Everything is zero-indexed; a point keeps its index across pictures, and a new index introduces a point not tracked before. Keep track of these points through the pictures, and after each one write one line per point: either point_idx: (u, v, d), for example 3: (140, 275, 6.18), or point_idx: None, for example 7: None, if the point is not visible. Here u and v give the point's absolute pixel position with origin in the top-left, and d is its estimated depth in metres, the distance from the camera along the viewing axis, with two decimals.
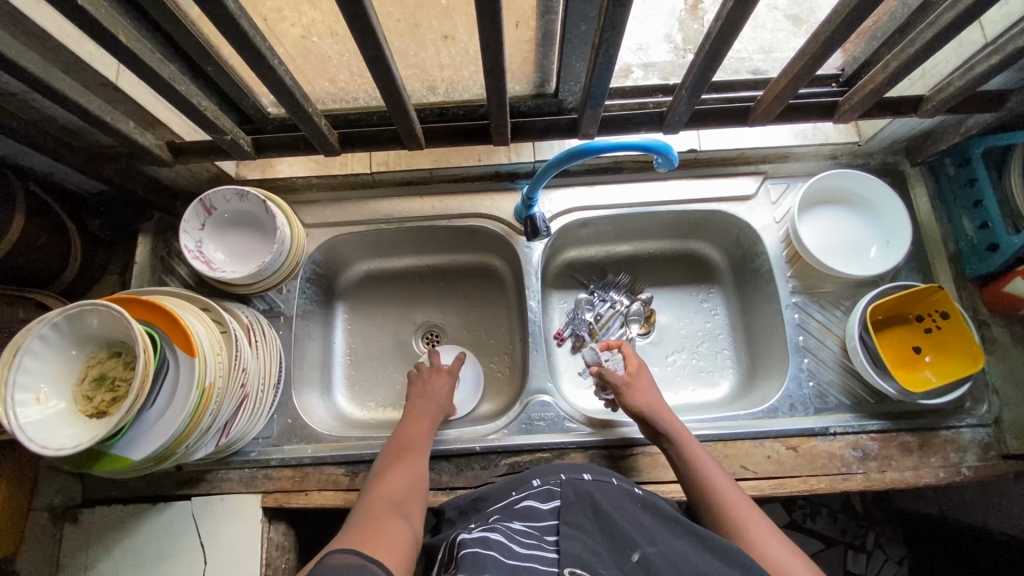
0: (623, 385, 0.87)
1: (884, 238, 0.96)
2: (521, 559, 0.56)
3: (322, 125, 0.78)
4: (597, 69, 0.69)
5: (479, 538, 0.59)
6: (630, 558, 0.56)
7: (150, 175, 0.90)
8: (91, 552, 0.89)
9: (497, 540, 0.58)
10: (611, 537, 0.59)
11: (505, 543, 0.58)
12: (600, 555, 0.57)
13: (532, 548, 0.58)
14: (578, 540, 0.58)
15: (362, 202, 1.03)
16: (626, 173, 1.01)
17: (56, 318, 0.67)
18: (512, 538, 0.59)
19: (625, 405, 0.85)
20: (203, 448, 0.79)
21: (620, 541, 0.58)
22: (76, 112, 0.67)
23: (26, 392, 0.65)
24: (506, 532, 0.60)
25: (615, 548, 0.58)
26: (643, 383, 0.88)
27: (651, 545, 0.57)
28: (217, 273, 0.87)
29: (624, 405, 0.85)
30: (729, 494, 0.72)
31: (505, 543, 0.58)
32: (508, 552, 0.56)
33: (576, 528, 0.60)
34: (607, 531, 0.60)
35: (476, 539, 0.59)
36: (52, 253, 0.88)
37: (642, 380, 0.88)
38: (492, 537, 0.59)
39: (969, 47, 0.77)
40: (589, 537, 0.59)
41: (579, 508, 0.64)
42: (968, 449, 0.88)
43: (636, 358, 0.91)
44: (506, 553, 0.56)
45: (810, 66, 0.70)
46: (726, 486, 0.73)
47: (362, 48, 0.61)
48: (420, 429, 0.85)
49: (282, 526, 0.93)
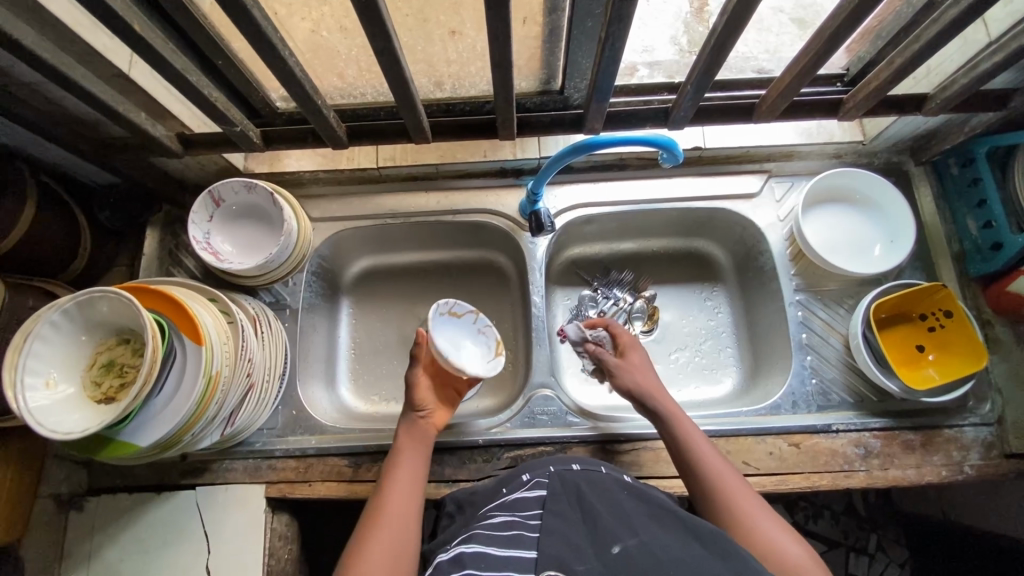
0: (617, 367, 0.87)
1: (888, 237, 0.96)
2: (499, 567, 0.56)
3: (330, 117, 0.79)
4: (603, 63, 0.70)
5: (454, 559, 0.59)
6: (609, 550, 0.56)
7: (160, 167, 0.91)
8: (97, 539, 0.90)
9: (473, 554, 0.58)
10: (593, 529, 0.59)
11: (483, 554, 0.58)
12: (580, 551, 0.56)
13: (510, 548, 0.58)
14: (558, 535, 0.58)
15: (368, 197, 1.04)
16: (632, 170, 1.02)
17: (67, 305, 0.68)
18: (489, 545, 0.59)
19: (619, 387, 0.86)
20: (208, 438, 0.79)
21: (601, 534, 0.58)
22: (90, 101, 0.68)
23: (35, 376, 0.66)
24: (483, 540, 0.60)
25: (595, 540, 0.57)
26: (636, 360, 0.89)
27: (631, 537, 0.57)
28: (224, 264, 0.87)
29: (618, 387, 0.86)
30: (722, 472, 0.72)
31: (482, 554, 0.58)
32: (485, 565, 0.56)
33: (556, 521, 0.60)
34: (588, 520, 0.60)
35: (452, 561, 0.59)
36: (62, 243, 0.89)
37: (636, 356, 0.89)
38: (468, 552, 0.59)
39: (973, 46, 0.77)
40: (570, 527, 0.60)
41: (564, 498, 0.64)
42: (971, 448, 0.88)
43: (627, 337, 0.92)
44: (483, 565, 0.56)
45: (816, 62, 0.70)
46: (718, 465, 0.73)
47: (372, 39, 0.62)
48: (396, 506, 0.71)
49: (286, 517, 0.94)
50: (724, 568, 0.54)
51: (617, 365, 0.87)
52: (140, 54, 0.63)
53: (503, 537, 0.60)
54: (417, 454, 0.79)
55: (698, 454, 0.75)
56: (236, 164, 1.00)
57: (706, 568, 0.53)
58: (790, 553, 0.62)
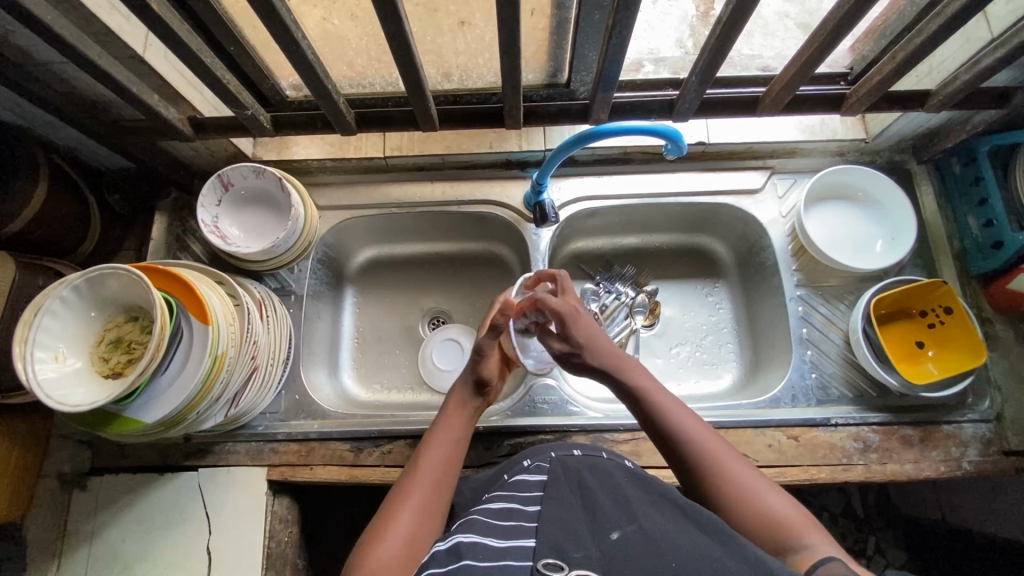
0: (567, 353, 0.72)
1: (889, 234, 0.97)
2: (496, 558, 0.53)
3: (340, 104, 0.80)
4: (610, 53, 0.71)
5: (450, 551, 0.56)
6: (608, 536, 0.54)
7: (171, 152, 0.92)
8: (98, 518, 0.90)
9: (470, 544, 0.56)
10: (592, 514, 0.58)
11: (480, 545, 0.55)
12: (577, 536, 0.55)
13: (509, 539, 0.56)
14: (557, 521, 0.57)
15: (374, 186, 1.05)
16: (636, 165, 1.03)
17: (78, 280, 0.69)
18: (488, 536, 0.57)
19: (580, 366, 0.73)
20: (212, 418, 0.80)
21: (600, 518, 0.57)
22: (105, 80, 0.70)
23: (44, 350, 0.67)
24: (481, 530, 0.58)
25: (594, 525, 0.56)
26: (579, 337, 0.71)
27: (630, 523, 0.56)
28: (231, 248, 0.88)
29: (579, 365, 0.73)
30: (702, 435, 0.67)
31: (479, 543, 0.56)
32: (483, 555, 0.54)
33: (556, 508, 0.59)
34: (587, 504, 0.60)
35: (449, 553, 0.56)
36: (72, 224, 0.91)
37: (577, 333, 0.71)
38: (465, 542, 0.56)
39: (975, 43, 0.78)
40: (570, 509, 0.59)
41: (565, 483, 0.64)
42: (970, 444, 0.88)
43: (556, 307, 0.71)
44: (480, 556, 0.54)
45: (820, 54, 0.71)
46: (695, 426, 0.67)
47: (384, 22, 0.63)
48: (425, 492, 0.67)
49: (286, 500, 0.94)
50: (722, 551, 0.51)
51: (568, 351, 0.72)
52: (156, 33, 0.64)
53: (502, 527, 0.58)
54: (458, 438, 0.74)
55: (674, 419, 0.68)
56: (245, 150, 1.01)
57: (705, 555, 0.51)
58: (782, 515, 0.60)
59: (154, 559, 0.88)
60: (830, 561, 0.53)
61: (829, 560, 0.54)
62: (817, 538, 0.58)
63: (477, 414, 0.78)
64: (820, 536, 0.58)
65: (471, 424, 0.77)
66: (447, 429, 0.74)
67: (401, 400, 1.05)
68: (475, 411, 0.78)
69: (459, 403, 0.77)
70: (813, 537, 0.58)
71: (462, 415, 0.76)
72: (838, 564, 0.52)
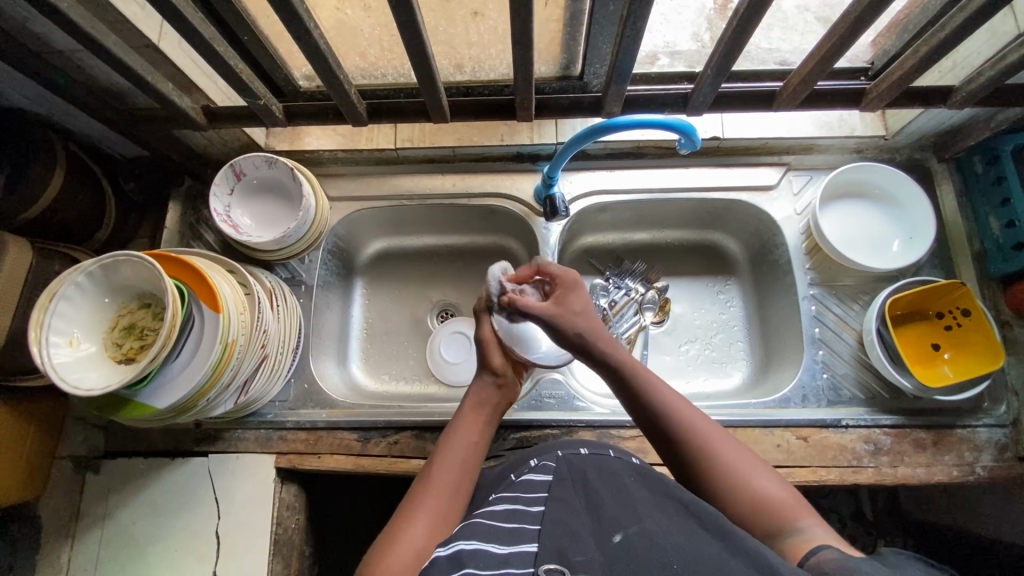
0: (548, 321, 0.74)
1: (907, 233, 0.95)
2: (498, 566, 0.52)
3: (352, 94, 0.80)
4: (623, 45, 0.69)
5: (452, 557, 0.54)
6: (610, 540, 0.53)
7: (186, 142, 0.93)
8: (111, 501, 0.92)
9: (472, 552, 0.54)
10: (597, 518, 0.57)
11: (483, 552, 0.54)
12: (580, 540, 0.54)
13: (511, 545, 0.55)
14: (561, 525, 0.56)
15: (386, 177, 1.05)
16: (649, 159, 1.02)
17: (91, 267, 0.70)
18: (489, 541, 0.56)
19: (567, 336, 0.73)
20: (222, 405, 0.81)
21: (603, 522, 0.56)
22: (120, 69, 0.71)
23: (59, 335, 0.69)
24: (483, 534, 0.57)
25: (598, 529, 0.55)
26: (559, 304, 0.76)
27: (633, 525, 0.54)
28: (242, 236, 0.89)
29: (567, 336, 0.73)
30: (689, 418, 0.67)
31: (480, 552, 0.54)
32: (483, 564, 0.52)
33: (559, 510, 0.58)
34: (592, 509, 0.58)
35: (449, 560, 0.54)
36: (88, 212, 0.92)
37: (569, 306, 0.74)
38: (467, 548, 0.55)
39: (1002, 38, 0.76)
40: (574, 512, 0.58)
41: (570, 483, 0.63)
42: (984, 449, 0.87)
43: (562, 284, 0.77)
44: (482, 564, 0.52)
45: (839, 46, 0.70)
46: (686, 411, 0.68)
47: (396, 12, 0.63)
48: (441, 498, 0.68)
49: (294, 487, 0.95)
50: (723, 550, 0.51)
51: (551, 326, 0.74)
52: (171, 23, 0.65)
53: (504, 532, 0.57)
54: (474, 442, 0.74)
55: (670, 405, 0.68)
56: (258, 139, 1.02)
57: (706, 554, 0.50)
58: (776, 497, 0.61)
59: (163, 545, 0.90)
60: (821, 550, 0.53)
61: (822, 547, 0.54)
62: (808, 522, 0.58)
63: (497, 410, 0.79)
64: (812, 520, 0.58)
65: (489, 421, 0.77)
66: (463, 433, 0.74)
67: (409, 391, 1.06)
68: (495, 407, 0.79)
69: (478, 399, 0.78)
70: (804, 522, 0.58)
71: (479, 411, 0.77)
72: (830, 552, 0.52)
